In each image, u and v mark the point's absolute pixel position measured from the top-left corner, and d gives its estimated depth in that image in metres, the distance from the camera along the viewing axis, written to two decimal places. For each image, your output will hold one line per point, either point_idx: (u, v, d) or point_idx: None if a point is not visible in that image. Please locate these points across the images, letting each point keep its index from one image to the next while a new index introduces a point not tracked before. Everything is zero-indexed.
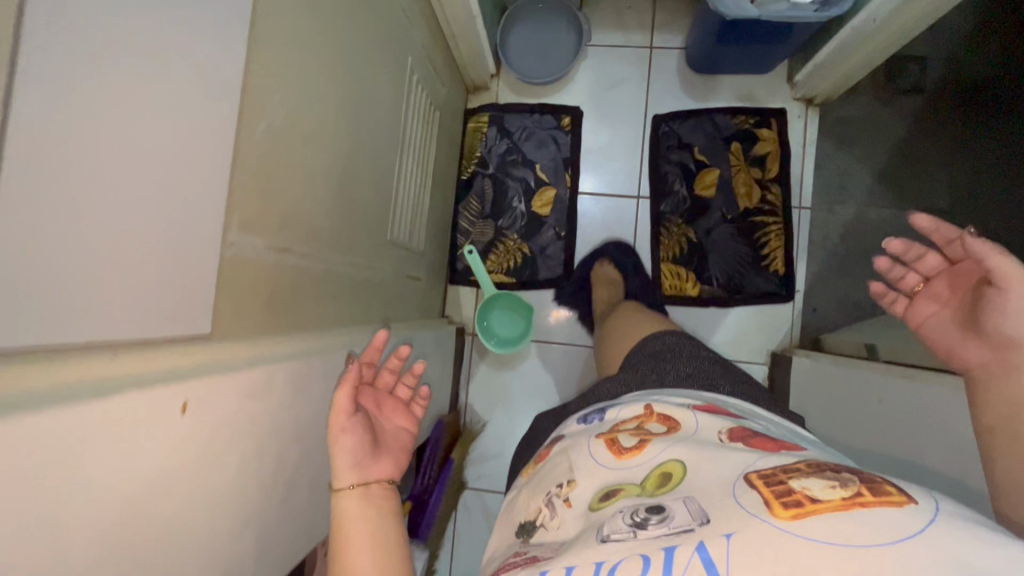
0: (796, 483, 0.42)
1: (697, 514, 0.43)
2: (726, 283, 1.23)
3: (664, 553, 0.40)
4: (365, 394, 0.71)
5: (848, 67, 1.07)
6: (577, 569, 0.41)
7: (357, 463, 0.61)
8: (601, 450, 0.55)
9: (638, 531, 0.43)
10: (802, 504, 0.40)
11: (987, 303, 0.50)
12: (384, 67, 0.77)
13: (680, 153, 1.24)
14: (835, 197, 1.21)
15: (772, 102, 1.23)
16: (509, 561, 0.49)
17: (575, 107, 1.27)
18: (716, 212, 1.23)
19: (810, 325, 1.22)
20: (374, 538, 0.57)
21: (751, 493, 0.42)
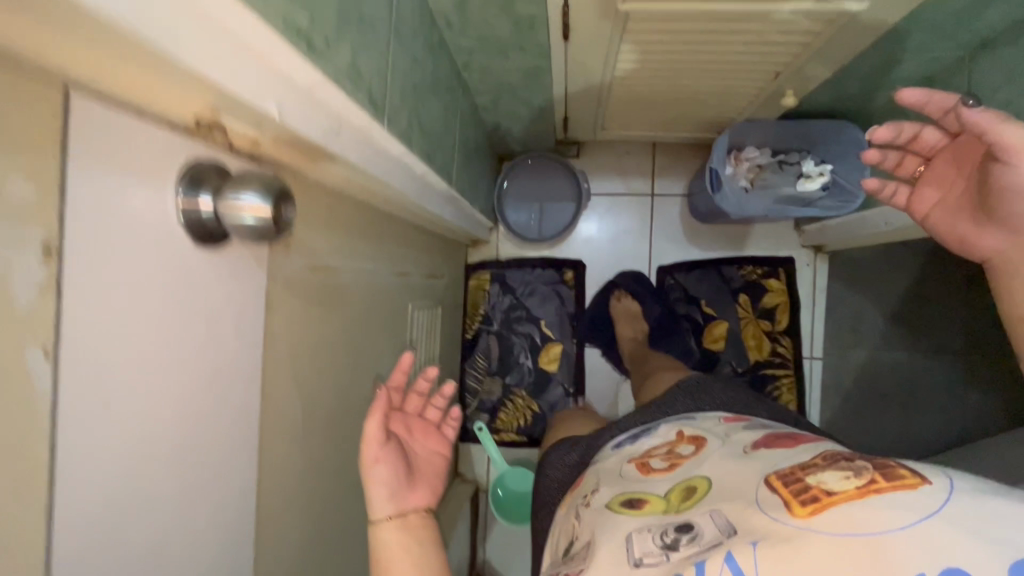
0: (815, 475, 0.41)
1: (726, 527, 0.40)
2: None
3: (696, 567, 0.38)
4: (395, 420, 0.68)
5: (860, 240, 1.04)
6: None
7: (393, 492, 0.60)
8: (630, 470, 0.54)
9: (670, 553, 0.41)
10: (819, 498, 0.38)
11: (999, 183, 0.46)
12: (386, 265, 0.72)
13: (687, 305, 1.20)
14: (847, 340, 1.19)
15: (783, 253, 1.20)
16: None
17: (578, 259, 1.23)
18: (727, 366, 1.17)
19: None
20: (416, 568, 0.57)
21: (771, 495, 0.41)
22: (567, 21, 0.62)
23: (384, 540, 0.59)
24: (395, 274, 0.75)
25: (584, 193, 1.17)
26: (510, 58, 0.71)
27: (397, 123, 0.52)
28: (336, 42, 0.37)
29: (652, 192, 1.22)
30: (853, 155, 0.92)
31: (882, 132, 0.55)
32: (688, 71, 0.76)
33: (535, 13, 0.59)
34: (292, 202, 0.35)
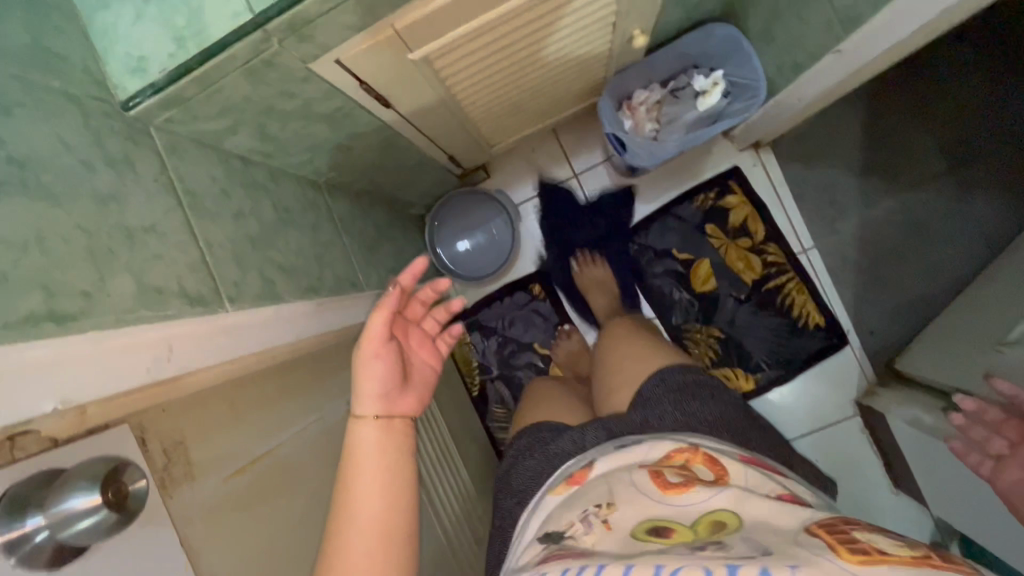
0: (864, 538, 0.42)
1: (759, 549, 0.42)
2: (778, 362, 1.12)
3: (728, 569, 0.39)
4: (396, 322, 0.66)
5: (780, 123, 0.98)
6: (636, 568, 0.41)
7: (384, 392, 0.58)
8: (649, 483, 0.54)
9: (695, 552, 0.43)
10: (870, 553, 0.39)
11: None
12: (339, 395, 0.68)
13: (662, 261, 1.14)
14: (831, 216, 1.13)
15: (724, 166, 1.14)
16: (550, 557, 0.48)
17: (540, 270, 1.19)
18: (728, 298, 1.12)
19: (878, 352, 1.12)
20: (384, 473, 0.54)
21: (812, 540, 0.43)
22: (378, 92, 0.59)
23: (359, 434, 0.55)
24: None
25: (507, 205, 1.14)
26: (349, 145, 0.67)
27: (252, 288, 0.49)
28: (105, 281, 0.35)
29: (576, 172, 1.18)
30: (736, 50, 0.86)
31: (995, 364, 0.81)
32: (525, 67, 0.72)
33: (338, 103, 0.56)
34: (136, 468, 0.32)
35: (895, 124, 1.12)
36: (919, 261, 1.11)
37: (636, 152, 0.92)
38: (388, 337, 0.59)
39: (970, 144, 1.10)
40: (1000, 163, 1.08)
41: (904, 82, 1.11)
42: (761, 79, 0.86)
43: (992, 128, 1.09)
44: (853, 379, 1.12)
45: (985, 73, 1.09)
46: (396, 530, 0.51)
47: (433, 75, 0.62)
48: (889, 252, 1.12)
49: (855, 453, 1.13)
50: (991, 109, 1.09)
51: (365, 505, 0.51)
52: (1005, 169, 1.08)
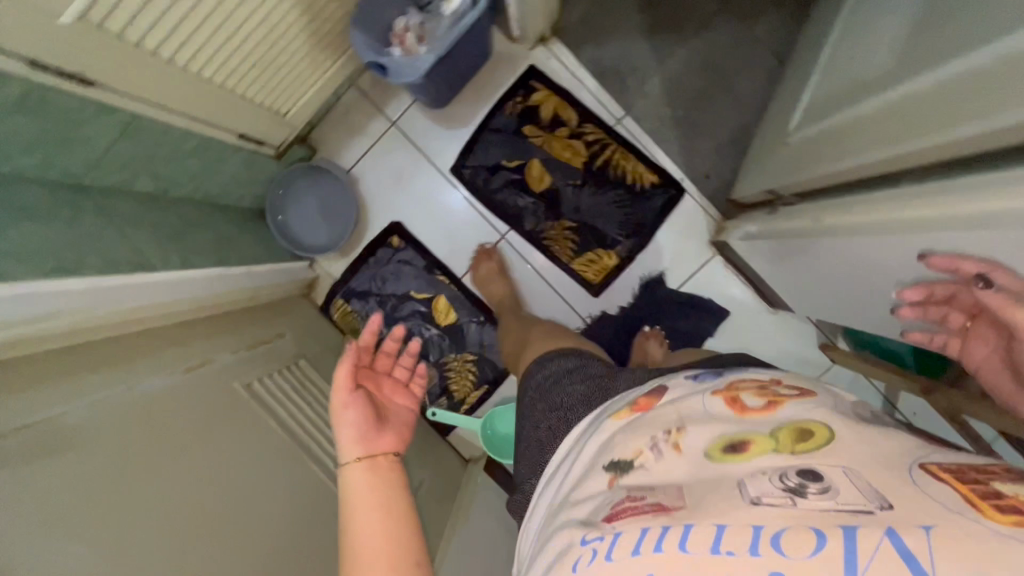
0: (1006, 490, 0.35)
1: (877, 497, 0.36)
2: (631, 230, 1.17)
3: (844, 531, 0.34)
4: (366, 375, 0.75)
5: (539, 3, 1.02)
6: (730, 528, 0.37)
7: (361, 438, 0.64)
8: (726, 410, 0.49)
9: (796, 499, 0.37)
10: (1021, 510, 0.33)
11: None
12: (157, 369, 0.70)
13: (497, 175, 1.18)
14: (635, 82, 1.18)
15: (523, 69, 1.17)
16: (620, 505, 0.44)
17: (394, 221, 1.23)
18: (567, 188, 1.17)
19: (716, 190, 1.18)
20: (382, 508, 0.58)
21: (938, 486, 0.36)
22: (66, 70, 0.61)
23: (349, 477, 0.61)
24: (183, 372, 0.74)
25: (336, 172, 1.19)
26: (83, 138, 0.69)
27: None
28: None
29: (393, 120, 1.22)
30: None
31: (909, 295, 0.66)
32: (232, 14, 0.74)
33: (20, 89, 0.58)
34: None
35: None
36: (723, 96, 1.17)
37: (393, 71, 0.95)
38: (350, 389, 0.68)
39: None
40: None
41: None
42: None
43: None
44: (703, 222, 1.18)
45: None
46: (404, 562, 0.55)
47: (125, 43, 0.64)
48: (696, 97, 1.17)
49: (729, 289, 1.20)
50: None
51: (365, 533, 0.56)
52: None
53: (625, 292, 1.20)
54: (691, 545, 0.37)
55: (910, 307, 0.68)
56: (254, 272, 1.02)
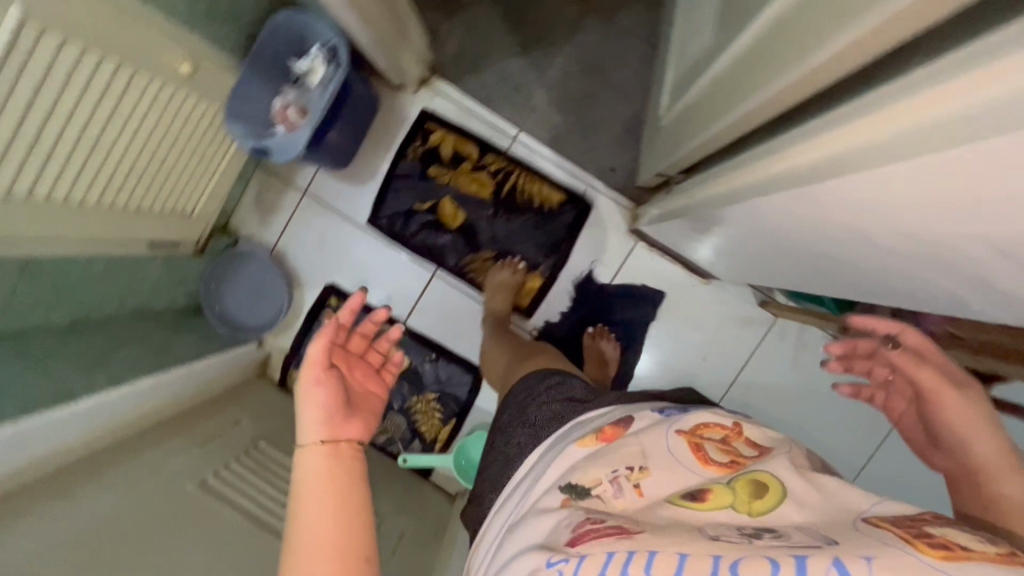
0: (936, 530, 0.38)
1: (824, 539, 0.38)
2: (552, 239, 1.21)
3: (795, 559, 0.36)
4: (338, 354, 0.67)
5: (400, 52, 1.08)
6: (694, 557, 0.37)
7: (328, 421, 0.57)
8: (688, 456, 0.51)
9: (753, 541, 0.39)
10: (950, 548, 0.35)
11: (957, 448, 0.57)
12: (100, 489, 0.72)
13: (414, 220, 1.22)
14: (522, 98, 1.22)
15: (415, 113, 1.22)
16: (585, 528, 0.43)
17: (328, 284, 1.26)
18: (482, 216, 1.21)
19: (623, 181, 1.22)
20: (337, 502, 0.50)
21: (879, 529, 0.38)
22: None
23: (306, 460, 0.53)
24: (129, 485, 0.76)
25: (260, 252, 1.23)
26: None
27: None
28: None
29: (304, 189, 1.25)
30: (301, 25, 0.98)
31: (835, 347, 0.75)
32: (106, 145, 0.78)
33: None
34: None
35: None
36: (608, 92, 1.22)
37: (277, 148, 1.00)
38: (327, 364, 0.60)
39: None
40: None
41: None
42: (336, 38, 0.97)
43: None
44: (618, 214, 1.23)
45: None
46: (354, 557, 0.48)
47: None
48: (583, 99, 1.22)
49: (661, 271, 1.24)
50: None
51: (310, 524, 0.48)
52: None
53: (562, 297, 1.25)
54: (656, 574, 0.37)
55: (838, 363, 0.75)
56: (199, 369, 1.05)
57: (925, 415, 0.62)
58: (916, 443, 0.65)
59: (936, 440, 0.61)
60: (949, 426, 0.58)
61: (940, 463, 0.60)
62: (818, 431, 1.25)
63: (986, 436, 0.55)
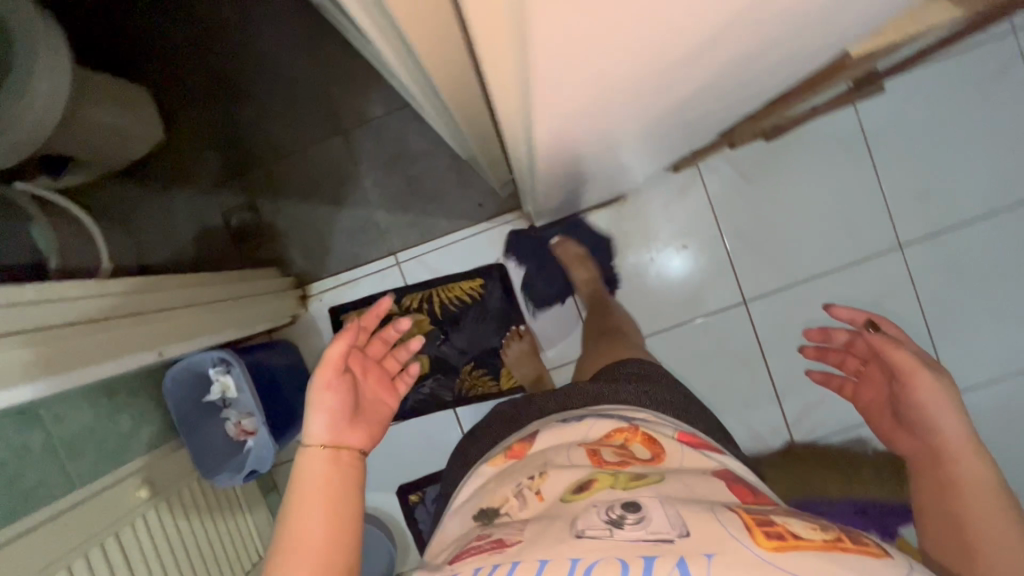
0: (778, 522, 0.53)
1: (679, 527, 0.52)
2: (495, 299, 1.27)
3: (645, 559, 0.48)
4: (358, 362, 0.83)
5: (260, 307, 1.16)
6: (552, 561, 0.50)
7: (331, 425, 0.69)
8: (584, 460, 0.69)
9: (615, 530, 0.53)
10: (784, 538, 0.50)
11: (878, 413, 0.81)
12: None
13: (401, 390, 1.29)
14: (375, 235, 1.31)
15: (326, 322, 1.33)
16: (477, 546, 0.60)
17: (400, 490, 1.32)
18: (438, 338, 1.28)
19: (495, 206, 1.28)
20: (331, 497, 0.60)
21: (732, 517, 0.54)
22: None
23: (309, 459, 0.64)
24: None
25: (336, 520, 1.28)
26: None
27: None
28: None
29: None
30: (193, 373, 1.04)
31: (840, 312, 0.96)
32: None
33: None
34: None
35: (299, 177, 1.31)
36: (419, 165, 1.28)
37: (256, 462, 1.05)
38: (341, 372, 0.74)
39: (322, 118, 1.30)
40: (342, 97, 1.29)
41: (264, 170, 1.32)
42: (218, 353, 1.03)
43: (305, 95, 1.29)
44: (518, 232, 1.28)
45: (262, 106, 1.30)
46: (338, 561, 0.55)
47: None
48: (410, 189, 1.29)
49: (589, 230, 1.26)
50: (294, 102, 1.29)
51: (313, 529, 0.56)
52: (346, 92, 1.28)
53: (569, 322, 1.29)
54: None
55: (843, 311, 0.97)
56: None
57: (899, 398, 0.73)
58: (887, 428, 0.77)
59: (909, 425, 0.71)
60: (920, 406, 0.68)
61: (903, 446, 0.71)
62: (814, 201, 1.22)
63: (949, 421, 0.64)
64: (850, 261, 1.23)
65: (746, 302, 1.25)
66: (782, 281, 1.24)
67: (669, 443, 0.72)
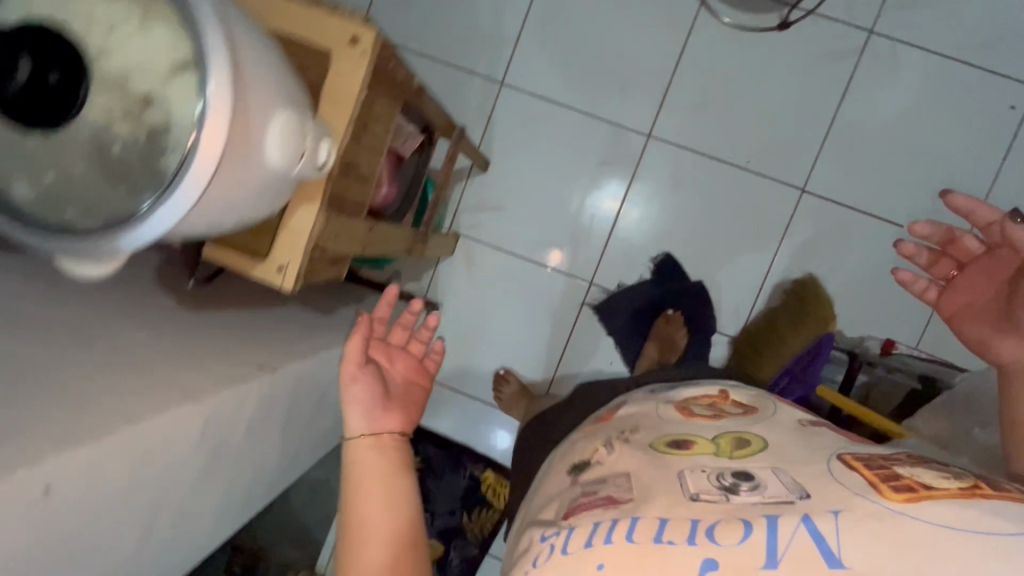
0: (903, 471, 0.41)
1: (795, 488, 0.41)
2: (436, 453, 1.30)
3: (768, 519, 0.38)
4: (376, 347, 0.72)
5: None
6: (672, 520, 0.40)
7: (368, 412, 0.63)
8: (675, 415, 0.57)
9: (729, 495, 0.42)
10: (915, 488, 0.39)
11: (962, 302, 0.68)
12: None
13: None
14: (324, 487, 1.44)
15: None
16: (581, 503, 0.47)
17: None
18: (428, 515, 1.29)
19: None
20: (387, 496, 0.58)
21: (849, 472, 0.41)
22: None
23: (358, 453, 0.60)
24: None
25: None
26: None
27: None
28: None
29: None
30: None
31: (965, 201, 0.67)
32: None
33: None
34: None
35: None
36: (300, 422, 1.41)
37: None
38: (360, 360, 0.66)
39: None
40: None
41: None
42: None
43: None
44: None
45: None
46: (405, 542, 0.56)
47: None
48: None
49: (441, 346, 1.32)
50: None
51: (379, 519, 0.56)
52: None
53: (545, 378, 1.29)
54: (642, 539, 0.40)
55: (917, 258, 0.73)
56: None
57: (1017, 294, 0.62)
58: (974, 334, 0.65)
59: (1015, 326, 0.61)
60: None
61: (1006, 350, 0.61)
62: (559, 167, 1.25)
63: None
64: (631, 178, 1.23)
65: (592, 281, 1.26)
66: (602, 239, 1.25)
67: (759, 402, 0.59)
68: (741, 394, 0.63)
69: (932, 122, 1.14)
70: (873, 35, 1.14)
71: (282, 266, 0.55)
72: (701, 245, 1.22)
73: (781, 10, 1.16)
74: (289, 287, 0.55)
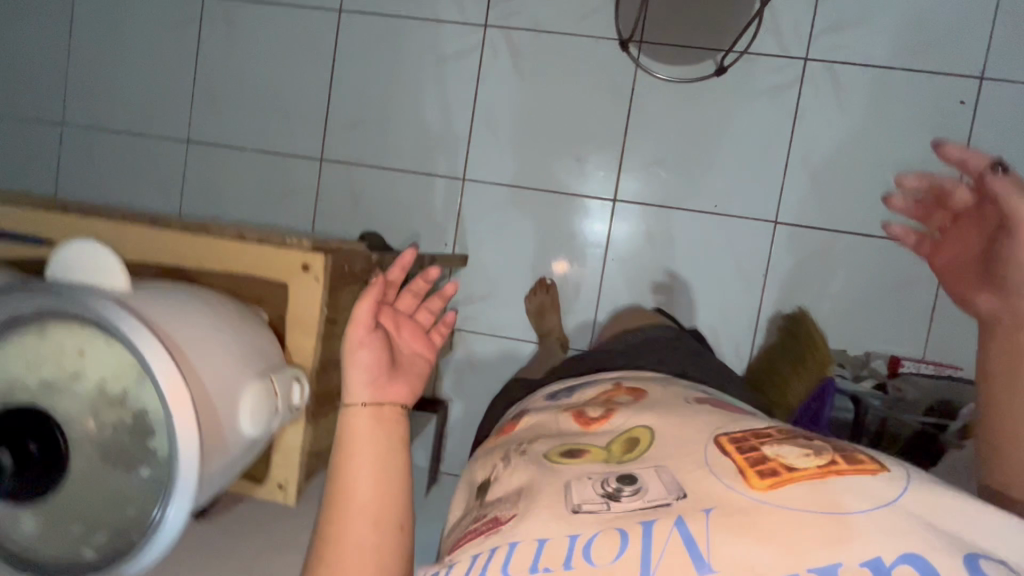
0: (766, 451, 0.41)
1: (671, 488, 0.41)
2: None
3: (642, 526, 0.38)
4: (387, 314, 0.66)
5: None
6: (550, 541, 0.39)
7: (371, 381, 0.59)
8: (570, 425, 0.53)
9: (609, 502, 0.41)
10: (777, 472, 0.39)
11: (951, 256, 0.61)
12: None
13: None
14: None
15: None
16: (473, 530, 0.46)
17: None
18: None
19: None
20: (377, 468, 0.55)
21: (718, 460, 0.42)
22: None
23: (357, 421, 0.57)
24: None
25: None
26: None
27: None
28: None
29: None
30: None
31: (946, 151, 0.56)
32: None
33: None
34: None
35: None
36: None
37: None
38: (371, 325, 0.61)
39: None
40: None
41: None
42: None
43: None
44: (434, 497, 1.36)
45: None
46: (389, 522, 0.54)
47: None
48: None
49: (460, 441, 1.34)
50: None
51: (365, 493, 0.54)
52: None
53: None
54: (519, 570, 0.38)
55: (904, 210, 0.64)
56: None
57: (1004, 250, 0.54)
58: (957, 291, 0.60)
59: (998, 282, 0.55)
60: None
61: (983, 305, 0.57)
62: (535, 247, 1.28)
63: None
64: (607, 245, 1.25)
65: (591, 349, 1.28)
66: (592, 307, 1.27)
67: (651, 390, 0.58)
68: (637, 380, 0.62)
69: (886, 132, 1.15)
70: (809, 62, 1.17)
71: (282, 483, 0.63)
72: (690, 295, 1.23)
73: (715, 57, 1.18)
74: (292, 500, 0.63)
